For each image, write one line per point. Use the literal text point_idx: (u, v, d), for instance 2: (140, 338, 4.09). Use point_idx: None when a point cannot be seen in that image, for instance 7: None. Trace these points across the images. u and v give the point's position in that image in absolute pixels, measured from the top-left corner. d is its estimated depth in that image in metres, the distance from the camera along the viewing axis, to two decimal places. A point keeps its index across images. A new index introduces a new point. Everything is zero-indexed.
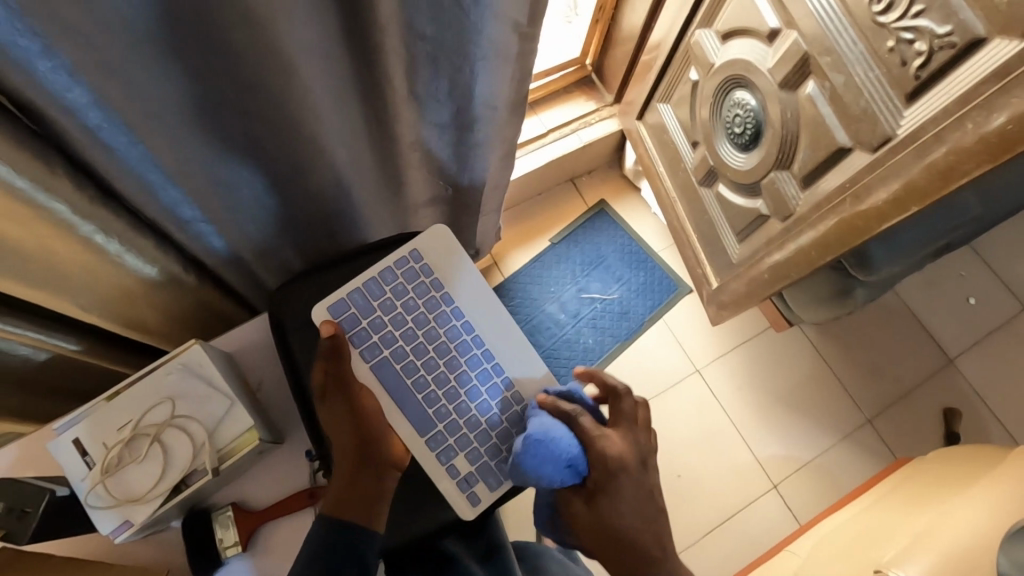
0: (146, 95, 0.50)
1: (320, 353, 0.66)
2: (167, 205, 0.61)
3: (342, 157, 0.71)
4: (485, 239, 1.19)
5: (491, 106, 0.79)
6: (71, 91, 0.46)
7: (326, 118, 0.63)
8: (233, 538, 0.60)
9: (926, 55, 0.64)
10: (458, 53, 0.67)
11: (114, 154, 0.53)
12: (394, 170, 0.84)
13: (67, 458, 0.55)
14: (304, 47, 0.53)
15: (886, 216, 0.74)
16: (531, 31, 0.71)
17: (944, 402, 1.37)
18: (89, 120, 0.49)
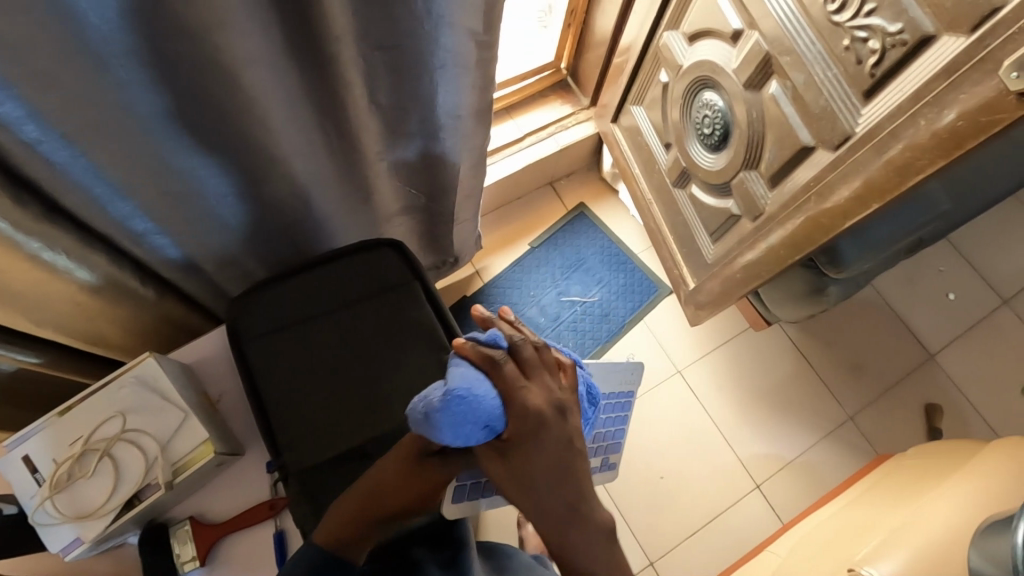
0: (85, 106, 0.49)
1: (279, 362, 0.65)
2: (117, 217, 0.61)
3: (302, 167, 0.71)
4: (463, 247, 1.18)
5: (455, 113, 0.79)
6: (5, 105, 0.45)
7: (284, 127, 0.64)
8: (190, 553, 0.59)
9: (879, 53, 0.64)
10: (414, 62, 0.67)
11: (57, 168, 0.52)
12: (363, 180, 0.83)
13: (15, 474, 0.54)
14: (254, 58, 0.53)
15: (849, 214, 0.74)
16: (488, 39, 0.71)
17: (926, 398, 1.38)
18: (28, 134, 0.48)
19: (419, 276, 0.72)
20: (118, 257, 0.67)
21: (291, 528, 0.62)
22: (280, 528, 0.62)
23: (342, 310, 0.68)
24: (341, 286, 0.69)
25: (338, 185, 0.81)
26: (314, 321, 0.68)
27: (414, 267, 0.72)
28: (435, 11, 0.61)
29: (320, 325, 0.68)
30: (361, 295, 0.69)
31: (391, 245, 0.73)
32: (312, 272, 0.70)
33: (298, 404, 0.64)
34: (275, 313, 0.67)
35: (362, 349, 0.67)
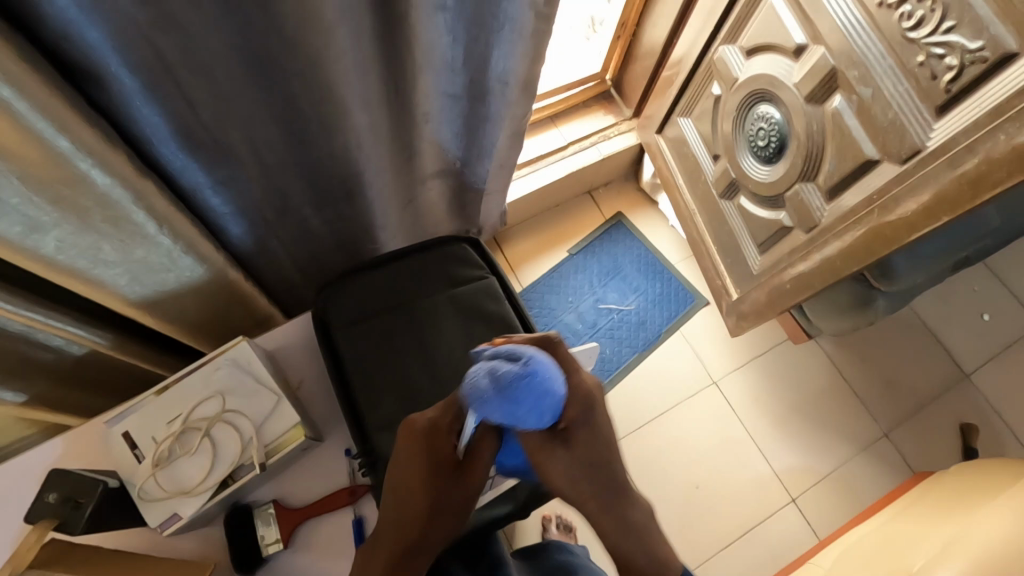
0: (186, 69, 0.52)
1: (364, 354, 0.66)
2: (188, 173, 0.63)
3: (365, 125, 0.71)
4: (488, 219, 1.22)
5: (505, 80, 0.83)
6: (115, 62, 0.48)
7: (354, 86, 0.65)
8: (274, 535, 0.60)
9: (957, 70, 0.66)
10: (478, 20, 0.72)
11: (144, 121, 0.55)
12: (410, 140, 0.86)
13: (117, 450, 0.56)
14: (342, 13, 0.55)
15: (914, 225, 0.75)
16: (547, 11, 0.76)
17: (961, 417, 1.37)
18: (127, 85, 0.51)
19: (492, 268, 0.75)
20: (205, 240, 0.69)
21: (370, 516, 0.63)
22: (359, 515, 0.63)
23: (421, 303, 0.70)
24: (420, 278, 0.72)
25: (389, 151, 0.83)
26: (394, 315, 0.69)
27: (487, 260, 0.75)
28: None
29: (399, 316, 0.69)
30: (440, 287, 0.71)
31: (470, 242, 0.76)
32: (390, 267, 0.72)
33: (384, 393, 0.65)
34: (358, 306, 0.69)
35: (443, 340, 0.68)
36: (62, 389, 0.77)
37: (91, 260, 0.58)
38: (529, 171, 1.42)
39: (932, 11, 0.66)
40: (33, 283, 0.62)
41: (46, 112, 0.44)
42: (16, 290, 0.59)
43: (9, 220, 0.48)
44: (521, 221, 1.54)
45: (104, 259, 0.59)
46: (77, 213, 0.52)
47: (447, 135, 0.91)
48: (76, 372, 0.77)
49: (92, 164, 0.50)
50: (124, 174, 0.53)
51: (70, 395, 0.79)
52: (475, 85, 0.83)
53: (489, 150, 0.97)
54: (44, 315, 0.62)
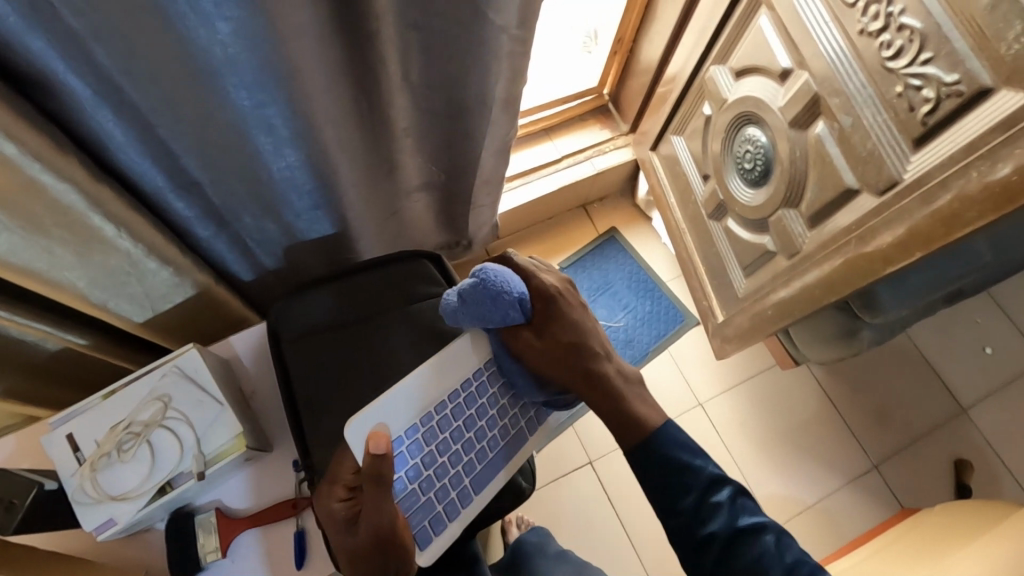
0: (136, 82, 0.52)
1: (313, 365, 0.67)
2: (151, 178, 0.63)
3: (334, 137, 0.69)
4: (478, 233, 1.20)
5: (483, 99, 0.79)
6: (63, 71, 0.48)
7: (321, 100, 0.63)
8: (213, 544, 0.60)
9: (933, 102, 0.65)
10: (453, 49, 0.70)
11: (103, 128, 0.55)
12: (388, 158, 0.84)
13: (57, 452, 0.56)
14: (298, 31, 0.53)
15: (889, 259, 0.73)
16: (522, 34, 0.72)
17: (955, 453, 1.33)
18: (82, 92, 0.51)
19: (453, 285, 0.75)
20: (170, 244, 0.70)
21: (311, 529, 0.62)
22: (301, 528, 0.62)
23: (375, 317, 0.70)
24: (377, 292, 0.72)
25: (364, 168, 0.82)
26: (347, 328, 0.70)
27: (448, 277, 0.75)
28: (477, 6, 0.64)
29: (352, 329, 0.70)
30: (395, 301, 0.71)
31: (431, 257, 0.76)
32: (348, 279, 0.72)
33: (328, 406, 0.66)
34: (311, 315, 0.70)
35: (392, 356, 0.68)
36: (32, 383, 0.78)
37: (48, 262, 0.58)
38: (522, 183, 1.42)
39: (910, 41, 0.65)
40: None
41: None
42: None
43: None
44: (514, 231, 1.53)
45: (61, 261, 0.59)
46: (30, 217, 0.53)
47: (427, 150, 0.90)
48: (47, 368, 0.78)
49: (42, 169, 0.50)
50: (78, 179, 0.54)
51: (40, 390, 0.81)
52: (455, 108, 0.80)
53: (472, 169, 0.95)
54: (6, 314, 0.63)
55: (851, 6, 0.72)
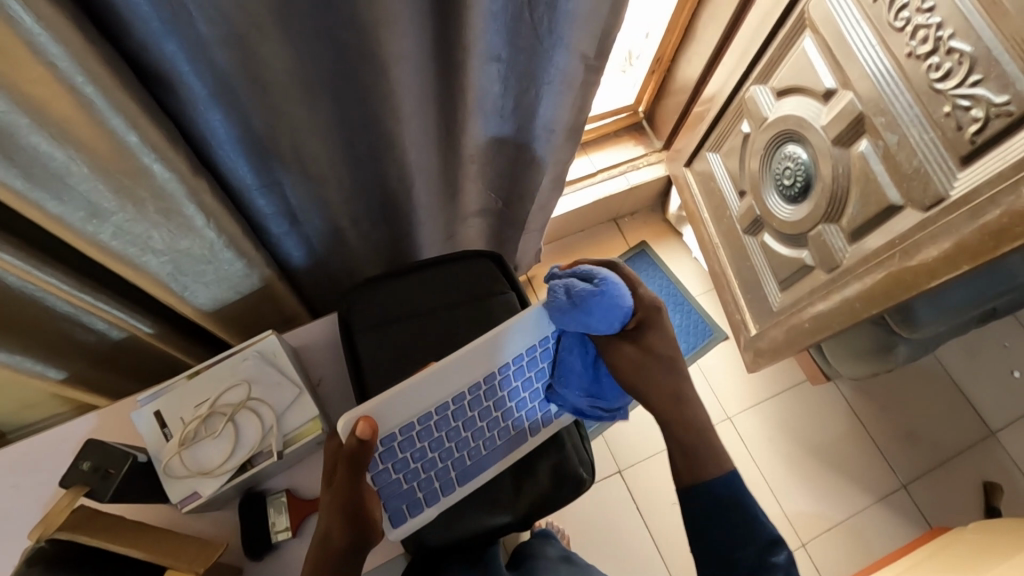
0: (245, 80, 0.57)
1: (383, 352, 0.75)
2: (240, 178, 0.69)
3: (416, 163, 0.77)
4: (524, 258, 1.23)
5: (551, 128, 0.86)
6: (187, 71, 0.54)
7: (411, 125, 0.70)
8: (284, 523, 0.65)
9: (982, 121, 0.68)
10: (528, 75, 0.76)
11: (208, 125, 0.60)
12: (455, 179, 0.90)
13: (146, 427, 0.63)
14: (403, 56, 0.60)
15: (934, 272, 0.75)
16: (597, 65, 0.78)
17: (983, 475, 1.33)
18: (197, 92, 0.56)
19: (513, 284, 0.83)
20: (247, 238, 0.73)
21: None
22: None
23: (439, 311, 0.79)
24: (441, 290, 0.80)
25: (438, 186, 0.89)
26: (413, 321, 0.77)
27: (509, 276, 0.83)
28: (557, 34, 0.70)
29: (418, 321, 0.78)
30: (459, 298, 0.80)
31: (492, 256, 0.84)
32: (414, 277, 0.80)
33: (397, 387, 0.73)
34: (379, 308, 0.77)
35: (454, 345, 0.76)
36: (99, 368, 0.81)
37: (142, 248, 0.62)
38: None
39: (959, 64, 0.68)
40: (88, 268, 0.67)
41: (119, 108, 0.48)
42: (70, 270, 0.63)
43: (75, 204, 0.53)
44: (547, 242, 1.57)
45: (154, 247, 0.63)
46: (136, 203, 0.57)
47: (489, 171, 0.93)
48: (114, 353, 0.82)
49: (155, 160, 0.54)
50: (182, 172, 0.58)
51: (105, 376, 0.84)
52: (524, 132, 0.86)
53: (529, 199, 1.00)
54: (94, 298, 0.66)
55: (898, 30, 0.76)
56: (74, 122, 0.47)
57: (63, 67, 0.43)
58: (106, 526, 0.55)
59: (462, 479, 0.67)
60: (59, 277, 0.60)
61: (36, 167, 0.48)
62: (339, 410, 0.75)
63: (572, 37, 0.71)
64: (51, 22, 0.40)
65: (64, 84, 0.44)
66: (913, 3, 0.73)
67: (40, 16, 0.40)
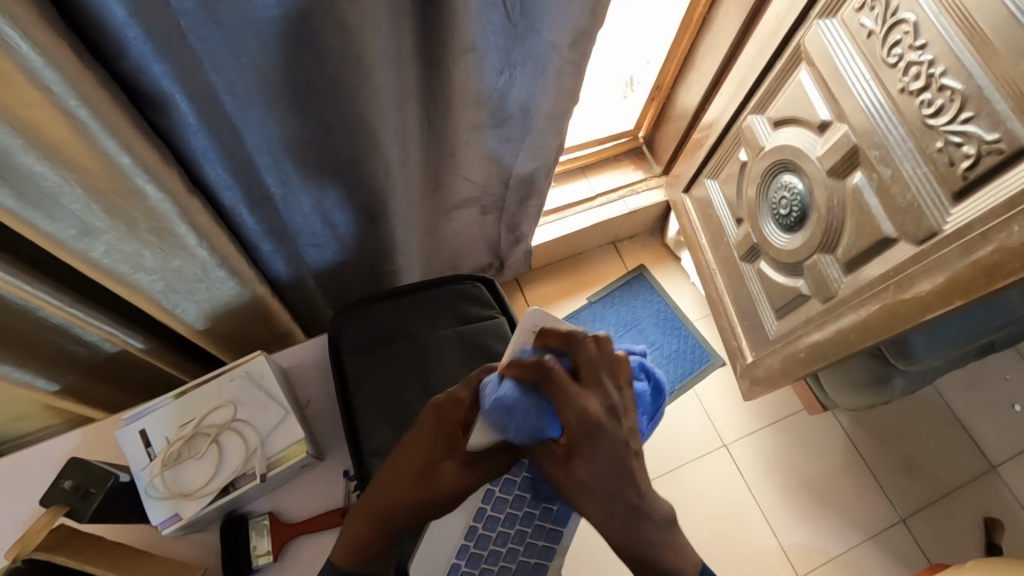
0: (232, 93, 0.59)
1: (371, 375, 0.75)
2: (231, 198, 0.70)
3: (398, 158, 0.75)
4: (513, 253, 1.26)
5: (528, 109, 0.87)
6: (179, 96, 0.55)
7: (392, 127, 0.70)
8: (265, 547, 0.66)
9: (974, 158, 0.68)
10: (508, 61, 0.77)
11: (197, 149, 0.61)
12: (440, 171, 0.91)
13: (131, 446, 0.64)
14: (383, 56, 0.61)
15: (928, 307, 0.75)
16: (571, 51, 0.80)
17: (984, 511, 1.31)
18: (187, 116, 0.57)
19: (503, 308, 0.83)
20: (240, 256, 0.74)
21: None
22: None
23: (429, 334, 0.79)
24: (429, 313, 0.80)
25: (422, 178, 0.89)
26: (402, 343, 0.78)
27: (499, 300, 0.84)
28: (529, 19, 0.72)
29: (407, 344, 0.78)
30: (449, 322, 0.80)
31: (484, 281, 0.85)
32: (403, 299, 0.81)
33: (382, 407, 0.73)
34: (367, 331, 0.78)
35: (441, 369, 0.76)
36: (90, 382, 0.81)
37: (134, 266, 0.62)
38: (556, 218, 1.46)
39: (951, 100, 0.69)
40: (80, 283, 0.67)
41: (112, 129, 0.49)
42: (61, 285, 0.63)
43: (67, 223, 0.53)
44: (545, 263, 1.57)
45: (146, 265, 0.63)
46: (128, 222, 0.57)
47: (478, 172, 0.94)
48: (104, 368, 0.81)
49: (148, 180, 0.55)
50: (175, 193, 0.58)
51: (97, 390, 0.84)
52: (508, 121, 0.87)
53: (508, 177, 1.00)
54: (84, 313, 0.66)
55: (891, 66, 0.76)
56: (70, 144, 0.47)
57: (58, 91, 0.44)
58: (81, 549, 0.56)
59: (555, 540, 0.66)
60: (50, 292, 0.61)
61: (28, 187, 0.48)
62: (327, 430, 0.75)
63: (542, 24, 0.73)
64: (46, 47, 0.42)
65: (58, 106, 0.45)
66: (905, 40, 0.74)
67: (37, 43, 0.41)
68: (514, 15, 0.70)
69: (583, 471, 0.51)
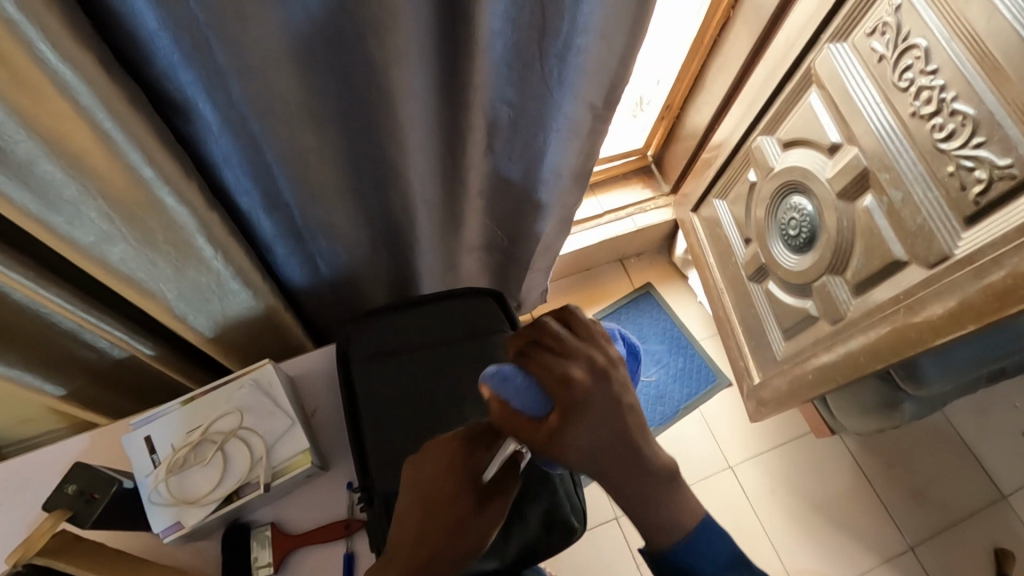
0: (254, 109, 0.58)
1: (378, 385, 0.74)
2: (252, 210, 0.71)
3: (416, 187, 0.76)
4: (529, 294, 1.23)
5: (557, 172, 0.89)
6: (205, 105, 0.57)
7: (415, 156, 0.71)
8: (266, 559, 0.66)
9: (986, 183, 0.68)
10: (536, 121, 0.79)
11: (218, 155, 0.63)
12: (456, 220, 0.92)
13: (137, 451, 0.64)
14: (411, 95, 0.62)
15: (938, 331, 0.74)
16: (605, 113, 0.82)
17: (994, 541, 1.28)
18: (212, 122, 0.59)
19: (513, 323, 0.83)
20: (252, 265, 0.74)
21: (360, 552, 0.67)
22: (349, 550, 0.67)
23: (439, 345, 0.79)
24: (440, 324, 0.80)
25: (439, 223, 0.89)
26: (412, 354, 0.78)
27: (510, 316, 0.84)
28: (566, 81, 0.73)
29: (416, 356, 0.77)
30: (460, 335, 0.80)
31: (494, 296, 0.85)
32: (415, 310, 0.82)
33: (388, 415, 0.73)
34: (378, 341, 0.78)
35: (449, 381, 0.76)
36: (98, 388, 0.81)
37: (148, 272, 0.62)
38: None
39: (963, 125, 0.69)
40: (94, 288, 0.68)
41: (135, 136, 0.50)
42: (76, 290, 0.64)
43: (85, 229, 0.54)
44: (552, 280, 1.57)
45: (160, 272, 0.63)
46: (145, 229, 0.58)
47: (494, 208, 0.95)
48: (112, 374, 0.81)
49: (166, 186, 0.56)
50: (193, 202, 0.59)
51: (104, 396, 0.84)
52: (529, 180, 0.88)
53: (530, 240, 1.02)
54: (97, 319, 0.67)
55: (902, 90, 0.77)
56: (94, 150, 0.48)
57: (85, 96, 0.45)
58: (82, 556, 0.55)
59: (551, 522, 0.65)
60: (62, 295, 0.61)
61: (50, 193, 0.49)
62: (332, 441, 0.75)
63: (579, 88, 0.75)
64: (80, 56, 0.43)
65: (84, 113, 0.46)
66: (916, 65, 0.74)
67: (70, 52, 0.42)
68: (553, 82, 0.73)
69: (576, 435, 0.44)
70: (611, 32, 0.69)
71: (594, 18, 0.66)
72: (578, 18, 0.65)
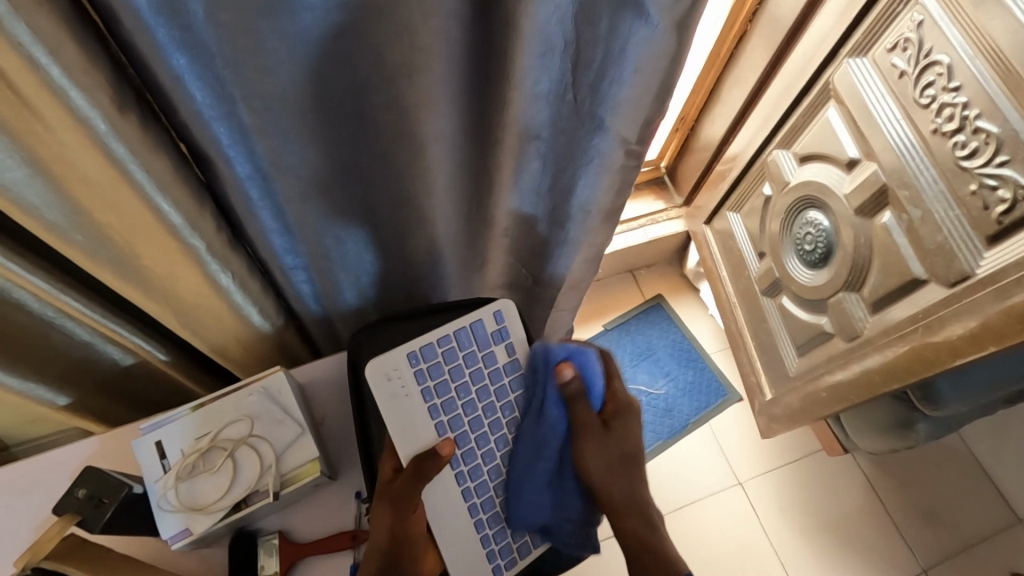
0: (282, 151, 0.58)
1: None
2: (277, 251, 0.71)
3: (440, 218, 0.75)
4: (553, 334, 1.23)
5: (586, 210, 0.87)
6: (237, 154, 0.58)
7: (444, 184, 0.70)
8: (273, 566, 0.66)
9: (1009, 203, 0.67)
10: (567, 158, 0.78)
11: (252, 204, 0.63)
12: (478, 242, 0.92)
13: (146, 458, 0.64)
14: (439, 134, 0.62)
15: (957, 352, 0.72)
16: (638, 150, 0.80)
17: (1011, 566, 1.25)
18: (242, 170, 0.59)
19: None
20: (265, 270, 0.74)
21: None
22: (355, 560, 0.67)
23: None
24: None
25: (461, 250, 0.89)
26: None
27: None
28: (599, 117, 0.71)
29: None
30: None
31: None
32: (425, 320, 0.80)
33: None
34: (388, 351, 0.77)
35: None
36: (111, 389, 0.81)
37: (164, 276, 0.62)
38: None
39: (986, 143, 0.68)
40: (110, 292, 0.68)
41: (155, 141, 0.50)
42: (92, 293, 0.64)
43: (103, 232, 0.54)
44: None
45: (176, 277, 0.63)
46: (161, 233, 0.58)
47: (519, 236, 0.93)
48: (124, 377, 0.81)
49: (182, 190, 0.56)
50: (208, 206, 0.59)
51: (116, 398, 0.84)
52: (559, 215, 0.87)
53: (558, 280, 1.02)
54: (113, 322, 0.67)
55: (924, 106, 0.76)
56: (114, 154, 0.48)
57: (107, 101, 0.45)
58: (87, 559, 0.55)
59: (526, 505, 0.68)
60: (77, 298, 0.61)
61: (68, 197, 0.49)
62: (341, 450, 0.74)
63: (614, 125, 0.73)
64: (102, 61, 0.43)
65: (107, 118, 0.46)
66: (938, 81, 0.74)
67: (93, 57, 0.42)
68: (586, 117, 0.71)
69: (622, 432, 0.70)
70: (649, 69, 0.66)
71: (629, 59, 0.64)
72: (614, 51, 0.63)
